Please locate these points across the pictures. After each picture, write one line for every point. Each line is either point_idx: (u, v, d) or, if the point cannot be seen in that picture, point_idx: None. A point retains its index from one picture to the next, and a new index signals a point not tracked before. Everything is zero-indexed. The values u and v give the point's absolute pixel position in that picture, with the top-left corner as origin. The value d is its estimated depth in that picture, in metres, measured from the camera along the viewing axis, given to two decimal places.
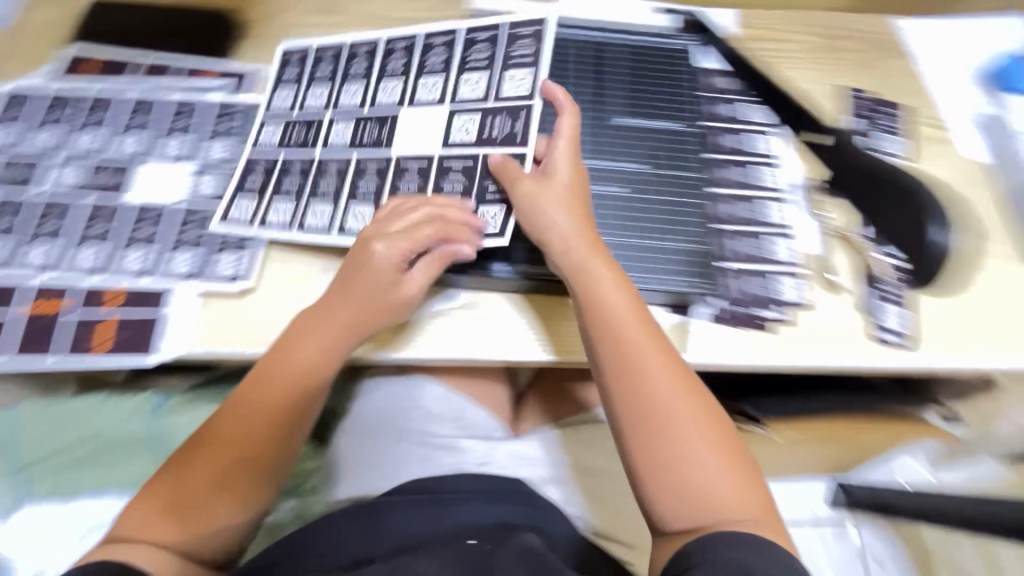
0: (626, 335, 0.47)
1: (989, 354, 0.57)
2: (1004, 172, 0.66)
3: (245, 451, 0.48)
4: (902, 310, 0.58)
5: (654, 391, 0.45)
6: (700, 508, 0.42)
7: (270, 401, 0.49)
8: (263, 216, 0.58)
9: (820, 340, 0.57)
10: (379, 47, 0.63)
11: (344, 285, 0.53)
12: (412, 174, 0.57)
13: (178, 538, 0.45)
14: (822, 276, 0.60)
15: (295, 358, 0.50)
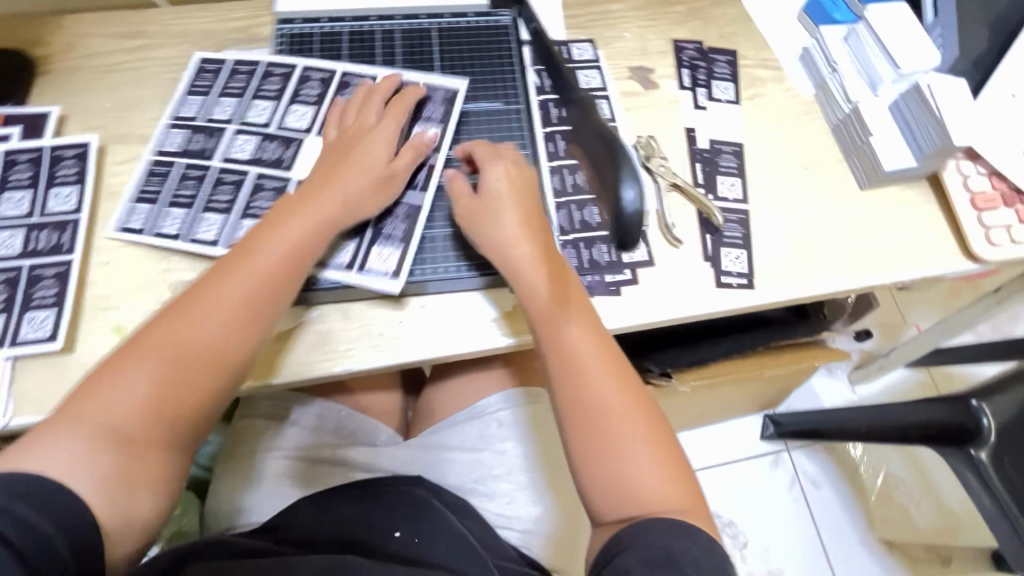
0: (573, 332, 0.49)
1: (821, 277, 0.61)
2: (827, 111, 0.68)
3: (207, 354, 0.46)
4: (742, 252, 0.61)
5: (586, 375, 0.48)
6: (621, 494, 0.45)
7: (252, 292, 0.49)
8: (120, 222, 0.57)
9: (670, 291, 0.59)
10: (265, 69, 0.63)
11: (334, 160, 0.55)
12: (198, 193, 0.58)
13: (129, 422, 0.43)
14: (666, 232, 0.61)
15: (275, 245, 0.50)
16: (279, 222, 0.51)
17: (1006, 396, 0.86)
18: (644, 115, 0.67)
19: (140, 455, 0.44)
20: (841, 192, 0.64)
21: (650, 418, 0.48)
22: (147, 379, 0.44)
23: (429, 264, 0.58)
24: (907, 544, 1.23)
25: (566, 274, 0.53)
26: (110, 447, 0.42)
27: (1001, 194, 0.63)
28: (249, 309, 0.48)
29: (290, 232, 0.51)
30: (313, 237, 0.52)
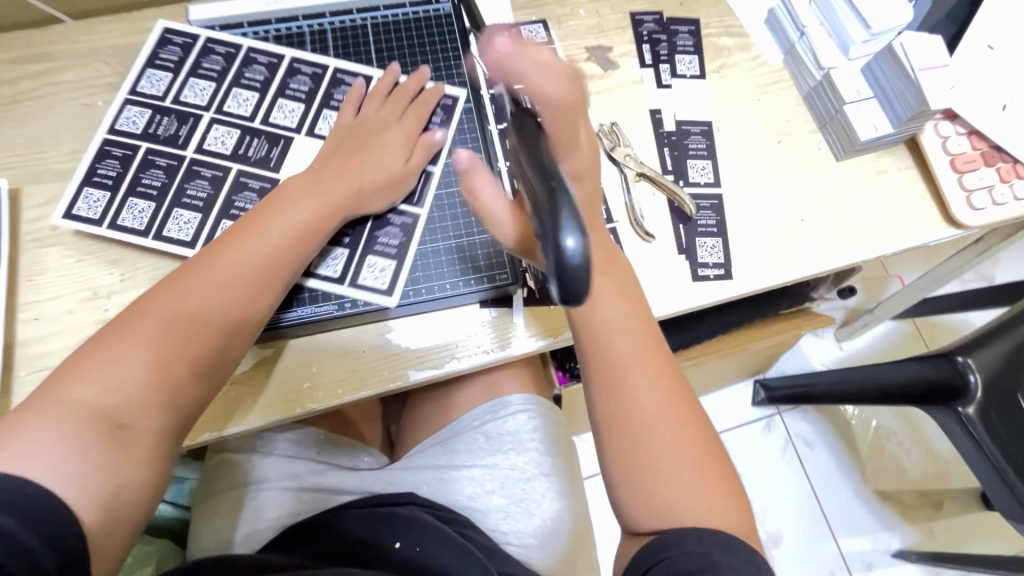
0: (615, 325, 0.45)
1: (800, 259, 0.58)
2: (798, 80, 0.64)
3: (216, 317, 0.45)
4: (718, 240, 0.58)
5: (635, 388, 0.44)
6: (664, 516, 0.41)
7: (258, 276, 0.47)
8: (70, 208, 0.54)
9: (646, 288, 0.56)
10: (239, 56, 0.59)
11: (349, 147, 0.54)
12: (165, 185, 0.55)
13: (123, 405, 0.41)
14: (637, 226, 0.57)
15: (282, 225, 0.49)
16: (282, 203, 0.50)
17: (991, 348, 0.84)
18: (604, 99, 0.62)
19: (130, 445, 0.41)
20: (817, 165, 0.61)
21: (702, 438, 0.44)
22: (143, 362, 0.42)
23: (412, 277, 0.55)
24: (899, 491, 1.23)
25: (620, 263, 0.47)
26: (100, 436, 0.39)
27: (981, 153, 0.60)
28: (255, 294, 0.47)
29: (296, 213, 0.49)
30: (319, 220, 0.50)
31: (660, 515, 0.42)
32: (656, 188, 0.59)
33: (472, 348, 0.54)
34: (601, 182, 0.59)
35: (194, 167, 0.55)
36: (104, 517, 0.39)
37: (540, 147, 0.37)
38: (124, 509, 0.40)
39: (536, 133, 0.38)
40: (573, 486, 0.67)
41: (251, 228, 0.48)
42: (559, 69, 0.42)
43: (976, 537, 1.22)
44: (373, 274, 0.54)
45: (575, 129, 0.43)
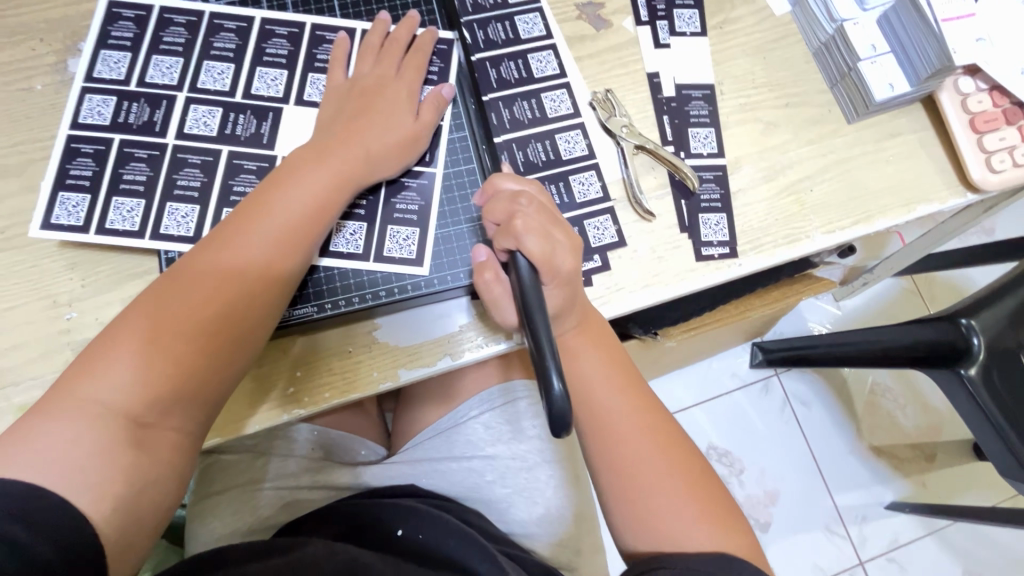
0: (600, 387, 0.49)
1: (809, 232, 0.55)
2: (808, 33, 0.59)
3: (228, 303, 0.42)
4: (721, 216, 0.54)
5: (625, 437, 0.48)
6: (662, 543, 0.45)
7: (270, 256, 0.44)
8: (47, 217, 0.49)
9: (646, 271, 0.53)
10: (203, 24, 0.53)
11: (349, 110, 0.49)
12: (150, 178, 0.50)
13: (141, 402, 0.39)
14: (636, 205, 0.53)
15: (289, 201, 0.45)
16: (285, 177, 0.46)
17: (995, 309, 0.81)
18: (599, 63, 0.57)
19: (152, 446, 0.39)
20: (827, 129, 0.57)
21: (688, 467, 0.47)
22: (158, 359, 0.40)
23: (431, 253, 0.51)
24: (894, 447, 1.25)
25: (599, 327, 0.51)
26: (118, 437, 0.38)
27: (1003, 111, 0.56)
28: (268, 275, 0.44)
29: (302, 186, 0.45)
30: (327, 190, 0.46)
31: (657, 542, 0.45)
32: (656, 160, 0.55)
33: (467, 344, 0.52)
34: (597, 158, 0.55)
35: (181, 153, 0.50)
36: (125, 519, 0.38)
37: (530, 291, 0.43)
38: (144, 509, 0.39)
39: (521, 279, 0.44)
40: (574, 471, 0.66)
41: (257, 207, 0.44)
42: (547, 212, 0.47)
43: (967, 487, 1.24)
44: (396, 248, 0.51)
45: (556, 250, 0.45)
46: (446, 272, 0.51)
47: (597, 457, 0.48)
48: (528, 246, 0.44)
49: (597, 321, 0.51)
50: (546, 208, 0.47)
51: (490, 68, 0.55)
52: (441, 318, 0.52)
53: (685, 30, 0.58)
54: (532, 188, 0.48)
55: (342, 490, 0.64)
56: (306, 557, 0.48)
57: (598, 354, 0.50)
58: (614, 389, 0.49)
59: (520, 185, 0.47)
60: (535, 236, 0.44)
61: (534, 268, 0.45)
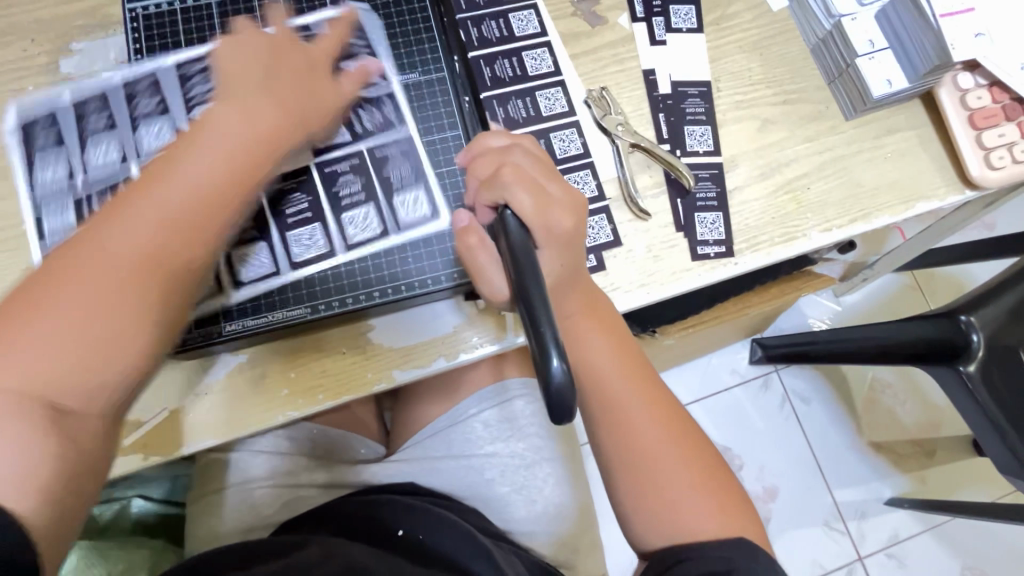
0: (611, 374, 0.48)
1: (806, 231, 0.54)
2: (805, 29, 0.58)
3: (146, 260, 0.34)
4: (718, 214, 0.54)
5: (637, 426, 0.47)
6: (676, 532, 0.45)
7: (200, 211, 0.37)
8: (42, 221, 0.49)
9: (642, 270, 0.53)
10: (195, 27, 0.53)
11: (269, 66, 0.43)
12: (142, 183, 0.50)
13: (56, 382, 0.31)
14: (632, 203, 0.53)
15: (216, 145, 0.38)
16: (208, 124, 0.39)
17: (995, 305, 0.81)
18: (594, 60, 0.57)
19: (76, 435, 0.31)
20: (825, 125, 0.57)
21: (701, 456, 0.48)
22: (72, 329, 0.32)
23: (422, 255, 0.51)
24: (894, 443, 1.24)
25: (610, 313, 0.50)
26: (28, 426, 0.30)
27: (1002, 107, 0.55)
28: (196, 228, 0.37)
29: (225, 131, 0.39)
30: (258, 141, 0.40)
31: (670, 530, 0.46)
32: (651, 159, 0.54)
33: (463, 344, 0.52)
34: (592, 156, 0.55)
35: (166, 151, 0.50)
36: (54, 524, 0.30)
37: (520, 252, 0.40)
38: (71, 508, 0.31)
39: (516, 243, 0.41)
40: (570, 472, 0.66)
41: (179, 155, 0.37)
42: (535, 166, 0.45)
43: (966, 482, 1.24)
44: (390, 249, 0.50)
45: (550, 203, 0.44)
46: (438, 273, 0.51)
47: (608, 445, 0.48)
48: (520, 202, 0.43)
49: (602, 302, 0.50)
50: (541, 161, 0.47)
51: (485, 66, 0.55)
52: (434, 318, 0.52)
53: (682, 26, 0.57)
54: (523, 142, 0.47)
55: (343, 488, 0.64)
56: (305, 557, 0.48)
57: (609, 341, 0.49)
58: (624, 375, 0.49)
59: (506, 144, 0.46)
60: (525, 188, 0.43)
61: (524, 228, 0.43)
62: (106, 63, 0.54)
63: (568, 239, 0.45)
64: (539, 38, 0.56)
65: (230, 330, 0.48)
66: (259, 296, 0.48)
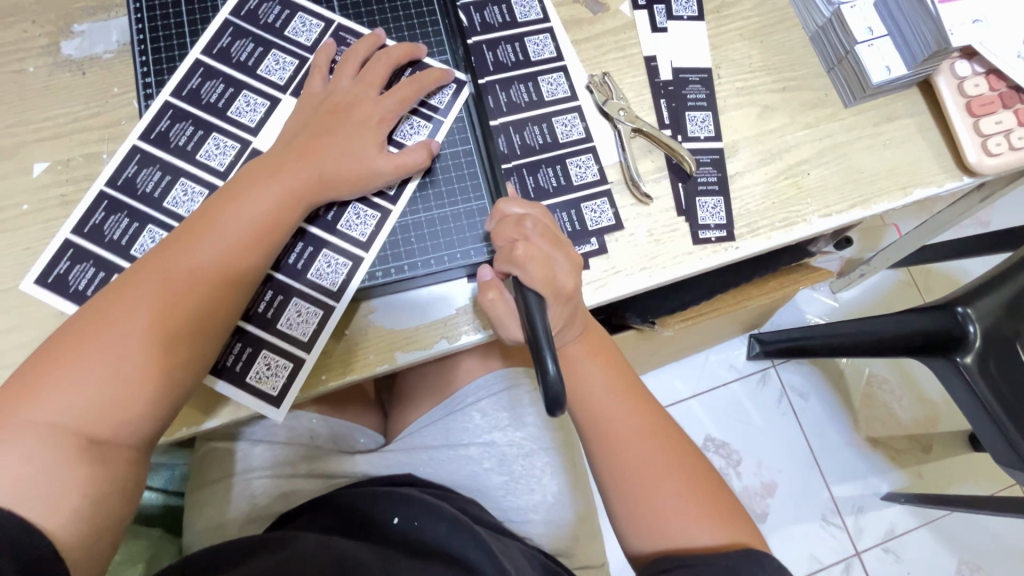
0: (599, 394, 0.51)
1: (806, 216, 0.55)
2: (805, 17, 0.59)
3: (190, 313, 0.43)
4: (719, 199, 0.54)
5: (625, 441, 0.49)
6: (668, 540, 0.47)
7: (233, 264, 0.44)
8: (78, 224, 0.49)
9: (644, 254, 0.53)
10: (191, 27, 0.53)
11: (317, 127, 0.49)
12: (167, 182, 0.50)
13: (86, 422, 0.39)
14: (634, 187, 0.53)
15: (247, 214, 0.45)
16: (243, 190, 0.46)
17: (992, 297, 0.82)
18: (595, 47, 0.57)
19: (109, 459, 0.40)
20: (825, 113, 0.57)
21: (690, 464, 0.50)
22: (104, 372, 0.40)
23: (425, 238, 0.51)
24: (890, 438, 1.25)
25: (599, 336, 0.53)
26: (71, 454, 0.38)
27: (999, 94, 0.56)
28: (222, 290, 0.44)
29: (264, 197, 0.46)
30: (284, 210, 0.46)
31: (663, 538, 0.47)
32: (653, 144, 0.55)
33: (463, 326, 0.51)
34: (593, 141, 0.55)
35: (180, 143, 0.51)
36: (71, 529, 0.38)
37: (533, 304, 0.44)
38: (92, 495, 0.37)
39: (533, 296, 0.44)
40: (569, 460, 0.66)
41: (208, 224, 0.44)
42: (551, 232, 0.47)
43: (962, 477, 1.25)
44: (398, 237, 0.51)
45: (556, 273, 0.46)
46: (442, 253, 0.51)
47: (600, 458, 0.50)
48: (528, 274, 0.45)
49: (596, 330, 0.53)
50: (550, 229, 0.47)
51: (487, 51, 0.55)
52: (436, 298, 0.52)
53: (683, 13, 0.58)
54: (536, 212, 0.48)
55: (337, 478, 0.64)
56: (297, 553, 0.48)
57: (598, 363, 0.52)
58: (614, 392, 0.51)
59: (531, 208, 0.47)
60: (536, 263, 0.45)
61: (541, 295, 0.45)
62: (107, 44, 0.53)
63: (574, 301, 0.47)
64: (541, 23, 0.56)
65: (306, 335, 0.49)
66: (324, 299, 0.49)
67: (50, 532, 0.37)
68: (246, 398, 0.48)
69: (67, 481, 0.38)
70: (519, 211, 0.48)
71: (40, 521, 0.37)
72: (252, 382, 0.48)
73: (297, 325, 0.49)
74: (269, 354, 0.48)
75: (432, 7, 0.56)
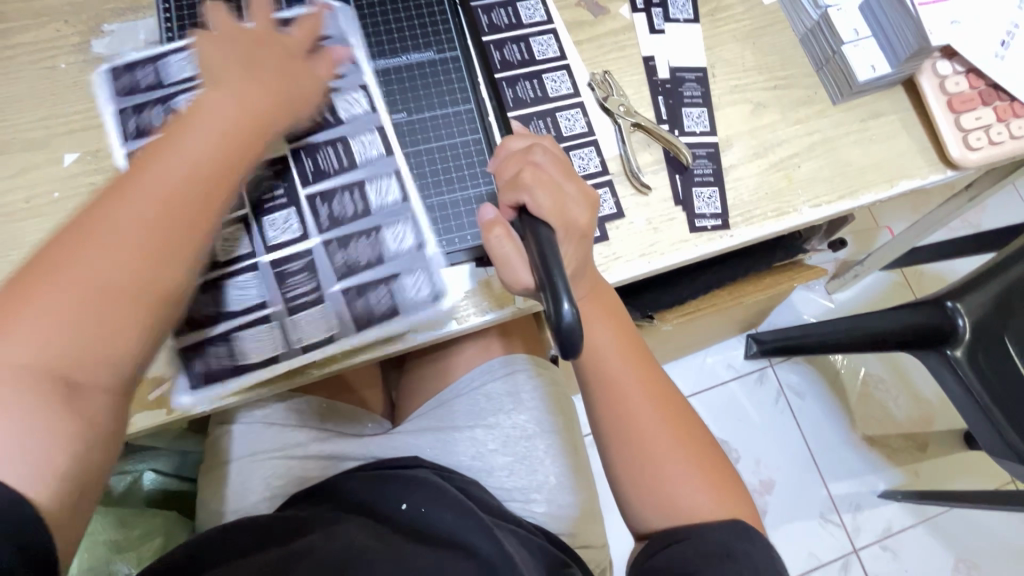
0: (613, 364, 0.52)
1: (797, 206, 0.58)
2: (795, 20, 0.62)
3: (154, 236, 0.39)
4: (714, 190, 0.57)
5: (633, 407, 0.52)
6: (665, 515, 0.49)
7: (196, 186, 0.41)
8: None
9: (644, 241, 0.55)
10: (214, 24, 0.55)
11: (242, 59, 0.46)
12: None
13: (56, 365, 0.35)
14: (634, 178, 0.56)
15: (201, 151, 0.42)
16: (181, 124, 0.43)
17: (980, 293, 0.84)
18: (596, 47, 0.60)
19: (85, 401, 0.36)
20: (814, 110, 0.60)
21: (692, 438, 0.52)
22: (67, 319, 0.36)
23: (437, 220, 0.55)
24: (886, 437, 1.27)
25: (615, 303, 0.54)
26: (44, 400, 0.34)
27: (979, 92, 0.59)
28: (191, 220, 0.41)
29: (209, 125, 0.43)
30: (234, 146, 0.43)
31: (661, 513, 0.50)
32: (652, 138, 0.58)
33: (470, 309, 0.54)
34: (595, 134, 0.58)
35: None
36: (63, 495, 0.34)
37: (545, 242, 0.44)
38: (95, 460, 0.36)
39: (544, 228, 0.45)
40: (571, 445, 0.68)
41: (151, 158, 0.41)
42: (559, 164, 0.49)
43: (958, 474, 1.27)
44: (426, 207, 0.54)
45: (567, 202, 0.48)
46: (454, 235, 0.54)
47: (607, 430, 0.52)
48: (538, 202, 0.47)
49: (608, 291, 0.54)
50: (559, 158, 0.50)
51: (495, 51, 0.58)
52: (446, 280, 0.54)
53: (680, 16, 0.61)
54: (541, 141, 0.51)
55: (345, 462, 0.66)
56: (305, 545, 0.50)
57: (613, 332, 0.53)
58: (625, 364, 0.53)
59: (534, 141, 0.50)
60: (546, 190, 0.47)
61: (549, 223, 0.46)
62: (134, 44, 0.57)
63: (585, 236, 0.48)
64: (546, 24, 0.60)
65: (328, 304, 0.52)
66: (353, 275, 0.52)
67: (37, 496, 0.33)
68: (304, 360, 0.51)
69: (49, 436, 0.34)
70: (523, 145, 0.51)
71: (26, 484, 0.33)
72: (305, 346, 0.51)
73: (342, 292, 0.52)
74: (317, 320, 0.52)
75: (445, 7, 0.59)
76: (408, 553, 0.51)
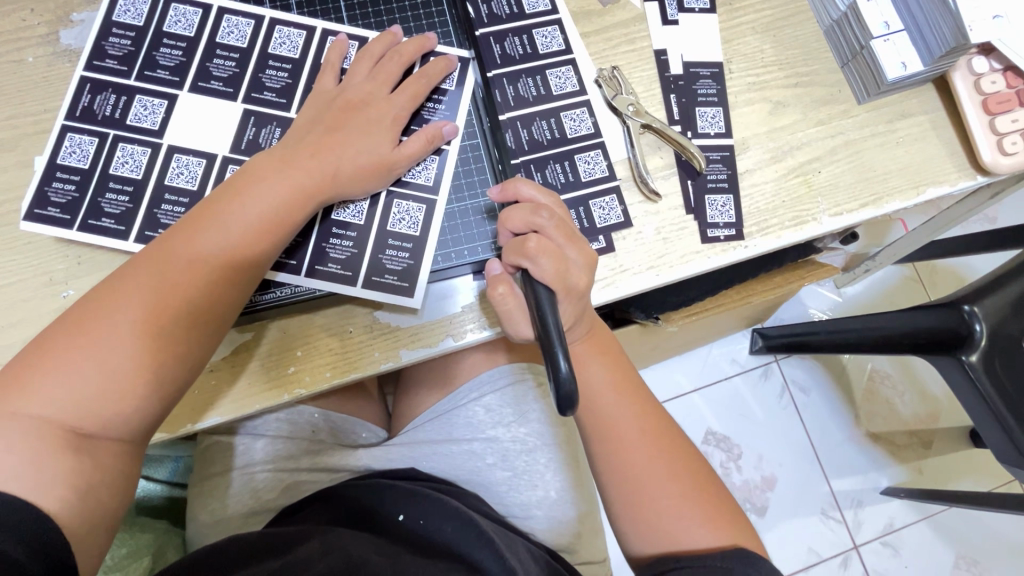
0: (604, 400, 0.50)
1: (817, 215, 0.54)
2: (819, 11, 0.57)
3: (209, 288, 0.43)
4: (728, 197, 0.53)
5: (626, 438, 0.50)
6: (665, 542, 0.47)
7: (259, 232, 0.45)
8: (111, 229, 0.49)
9: (652, 252, 0.52)
10: (180, 22, 0.52)
11: (325, 122, 0.48)
12: (204, 169, 0.50)
13: (89, 409, 0.39)
14: (643, 184, 0.53)
15: (271, 193, 0.45)
16: (244, 186, 0.45)
17: (998, 295, 0.81)
18: (605, 40, 0.56)
19: (97, 453, 0.40)
20: (838, 109, 0.56)
21: (689, 463, 0.50)
22: (113, 354, 0.40)
23: (445, 224, 0.51)
24: (892, 434, 1.25)
25: (604, 339, 0.53)
26: (60, 448, 0.38)
27: (1016, 92, 0.54)
28: (241, 267, 0.45)
29: (269, 186, 0.45)
30: (295, 205, 0.46)
31: (660, 540, 0.47)
32: (662, 140, 0.54)
33: (469, 324, 0.51)
34: (602, 136, 0.54)
35: (249, 136, 0.51)
36: (79, 518, 0.38)
37: (544, 302, 0.44)
38: (90, 502, 0.39)
39: (544, 292, 0.44)
40: (573, 457, 0.66)
41: (212, 212, 0.44)
42: (566, 226, 0.47)
43: (961, 472, 1.25)
44: (424, 174, 0.51)
45: (569, 268, 0.46)
46: (451, 250, 0.51)
47: (601, 459, 0.50)
48: (540, 268, 0.45)
49: (602, 329, 0.53)
50: (565, 223, 0.47)
51: (494, 44, 0.54)
52: (447, 295, 0.51)
53: (695, 5, 0.56)
54: (552, 203, 0.47)
55: (341, 473, 0.64)
56: (303, 554, 0.48)
57: (603, 368, 0.52)
58: (618, 398, 0.51)
59: (544, 198, 0.47)
60: (549, 258, 0.45)
61: (551, 290, 0.45)
62: None
63: (585, 297, 0.47)
64: (550, 14, 0.55)
65: (356, 277, 0.49)
66: (372, 266, 0.50)
67: (47, 512, 0.37)
68: (429, 244, 0.51)
69: (52, 474, 0.38)
70: (533, 193, 0.47)
71: (38, 502, 0.37)
72: (420, 232, 0.51)
73: (419, 173, 0.51)
74: (414, 206, 0.51)
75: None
76: (408, 566, 0.49)
